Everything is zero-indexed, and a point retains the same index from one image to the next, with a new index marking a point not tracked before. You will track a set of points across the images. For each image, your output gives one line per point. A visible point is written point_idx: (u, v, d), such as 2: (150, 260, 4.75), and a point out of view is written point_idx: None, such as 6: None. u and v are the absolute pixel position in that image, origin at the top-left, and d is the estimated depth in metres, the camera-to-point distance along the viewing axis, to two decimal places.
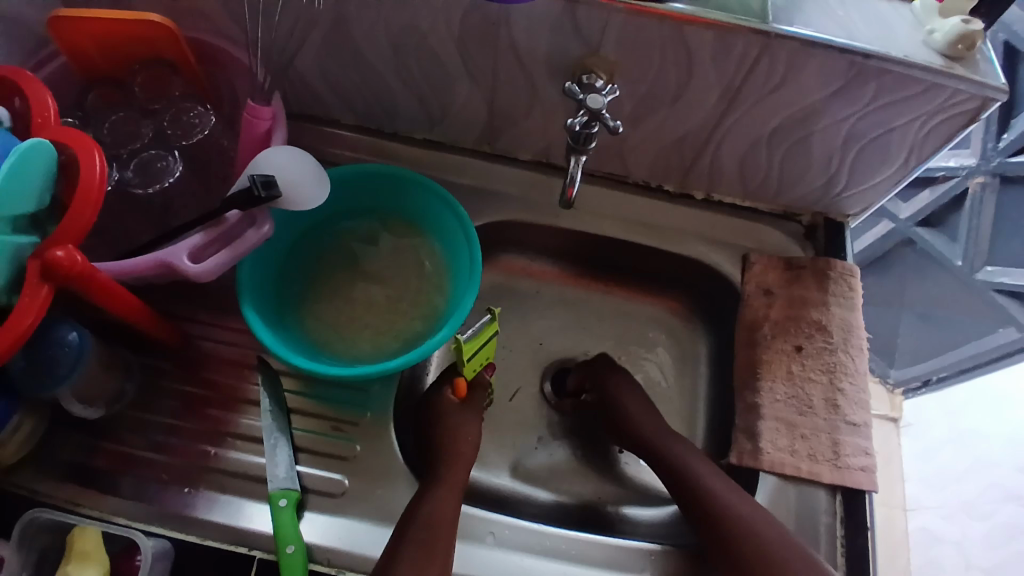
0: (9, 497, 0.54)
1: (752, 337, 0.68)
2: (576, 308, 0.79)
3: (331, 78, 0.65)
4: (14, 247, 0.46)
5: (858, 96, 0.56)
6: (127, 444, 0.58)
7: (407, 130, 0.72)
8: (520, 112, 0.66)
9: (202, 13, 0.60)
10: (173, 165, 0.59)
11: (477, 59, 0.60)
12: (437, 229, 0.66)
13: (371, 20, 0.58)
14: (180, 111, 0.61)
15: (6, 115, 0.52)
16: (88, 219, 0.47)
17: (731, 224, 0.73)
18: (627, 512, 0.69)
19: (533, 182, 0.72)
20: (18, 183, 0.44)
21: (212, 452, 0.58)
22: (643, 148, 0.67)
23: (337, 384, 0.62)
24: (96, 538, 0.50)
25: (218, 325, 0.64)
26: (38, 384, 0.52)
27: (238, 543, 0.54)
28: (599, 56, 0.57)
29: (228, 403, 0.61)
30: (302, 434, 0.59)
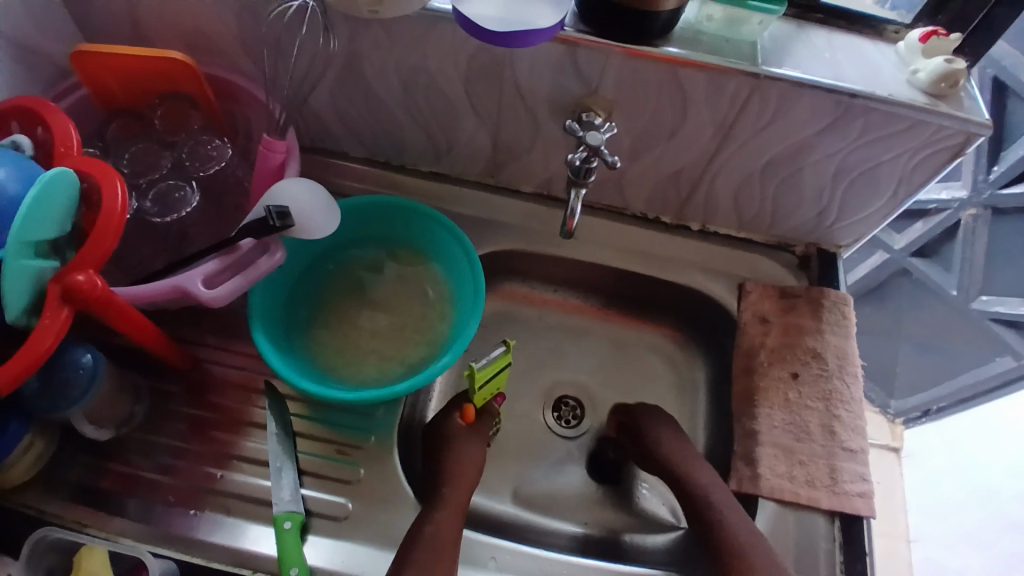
0: (15, 518, 0.55)
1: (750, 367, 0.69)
2: (576, 338, 0.80)
3: (342, 114, 0.68)
4: (37, 270, 0.47)
5: (846, 132, 0.59)
6: (135, 465, 0.60)
7: (414, 163, 0.75)
8: (522, 147, 0.68)
9: (221, 51, 0.64)
10: (189, 197, 0.62)
11: (481, 98, 0.63)
12: (443, 258, 0.68)
13: (381, 59, 0.61)
14: (199, 143, 0.64)
15: (30, 144, 0.55)
16: (109, 248, 0.49)
17: (727, 254, 0.75)
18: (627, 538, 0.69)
19: (534, 213, 0.75)
20: (41, 210, 0.46)
21: (218, 475, 0.59)
22: (640, 181, 0.70)
23: (343, 409, 0.63)
24: (101, 561, 0.51)
25: (227, 350, 0.65)
26: (49, 406, 0.54)
27: (241, 565, 0.55)
28: (598, 96, 0.60)
29: (234, 427, 0.62)
30: (309, 457, 0.61)
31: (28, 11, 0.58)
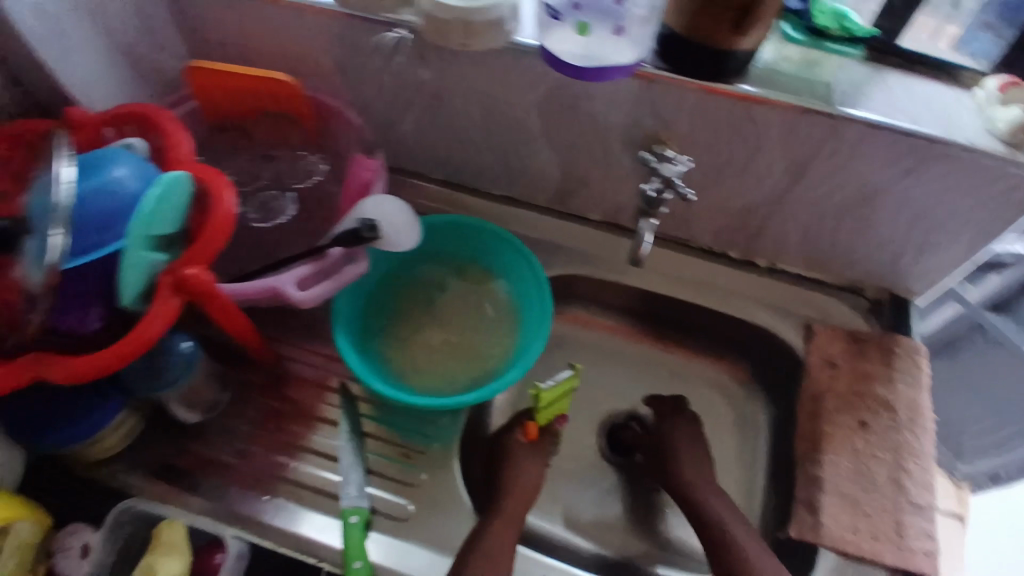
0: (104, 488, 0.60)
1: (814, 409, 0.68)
2: (635, 366, 0.81)
3: (426, 138, 0.73)
4: (151, 262, 0.53)
5: (926, 178, 0.58)
6: (211, 450, 0.64)
7: (487, 187, 0.78)
8: (593, 176, 0.71)
9: (324, 77, 0.70)
10: (287, 205, 0.68)
11: (557, 128, 0.66)
12: (510, 277, 0.71)
13: (466, 89, 0.65)
14: (296, 158, 0.70)
15: (142, 146, 0.58)
16: (217, 246, 0.55)
17: (793, 293, 0.75)
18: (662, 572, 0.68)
19: (600, 240, 0.77)
20: (163, 207, 0.52)
21: (291, 464, 0.63)
22: (708, 215, 0.71)
23: (410, 414, 0.66)
24: (181, 534, 0.55)
25: (305, 350, 0.70)
26: (148, 386, 0.59)
27: (307, 553, 0.58)
28: (671, 130, 0.62)
29: (304, 423, 0.66)
30: (375, 456, 0.64)
31: (142, 25, 0.66)
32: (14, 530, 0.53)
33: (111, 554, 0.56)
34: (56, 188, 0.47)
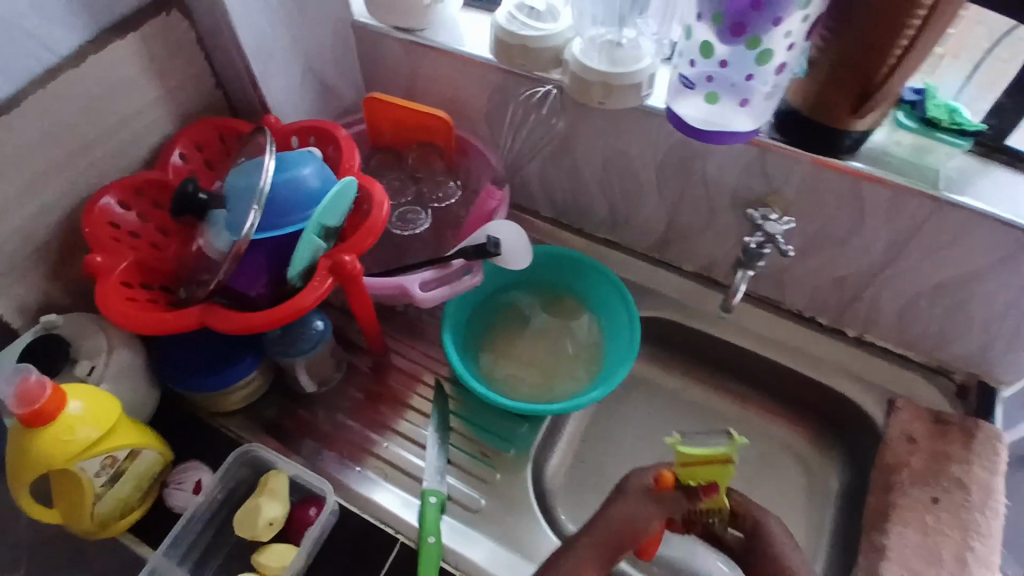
0: (223, 435, 0.69)
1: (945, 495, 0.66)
2: (710, 416, 0.84)
3: (546, 180, 0.82)
4: (315, 248, 0.62)
5: (1017, 267, 0.61)
6: (317, 421, 0.72)
7: (592, 230, 0.86)
8: (694, 230, 0.77)
9: (468, 117, 0.81)
10: (422, 220, 0.78)
11: (668, 182, 0.73)
12: (601, 310, 0.78)
13: (594, 141, 0.74)
14: (437, 182, 0.80)
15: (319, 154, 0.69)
16: (370, 242, 0.64)
17: (877, 366, 0.77)
18: None
19: (691, 290, 0.83)
20: (336, 202, 0.62)
21: (381, 442, 0.70)
22: (800, 279, 0.75)
23: (492, 418, 0.73)
24: (283, 483, 0.62)
25: (412, 348, 0.78)
26: (282, 351, 0.68)
27: (387, 524, 0.64)
28: (778, 195, 0.68)
29: (397, 409, 0.73)
30: (457, 450, 0.71)
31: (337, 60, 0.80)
32: (141, 457, 0.61)
33: (219, 492, 0.64)
34: (262, 176, 0.59)
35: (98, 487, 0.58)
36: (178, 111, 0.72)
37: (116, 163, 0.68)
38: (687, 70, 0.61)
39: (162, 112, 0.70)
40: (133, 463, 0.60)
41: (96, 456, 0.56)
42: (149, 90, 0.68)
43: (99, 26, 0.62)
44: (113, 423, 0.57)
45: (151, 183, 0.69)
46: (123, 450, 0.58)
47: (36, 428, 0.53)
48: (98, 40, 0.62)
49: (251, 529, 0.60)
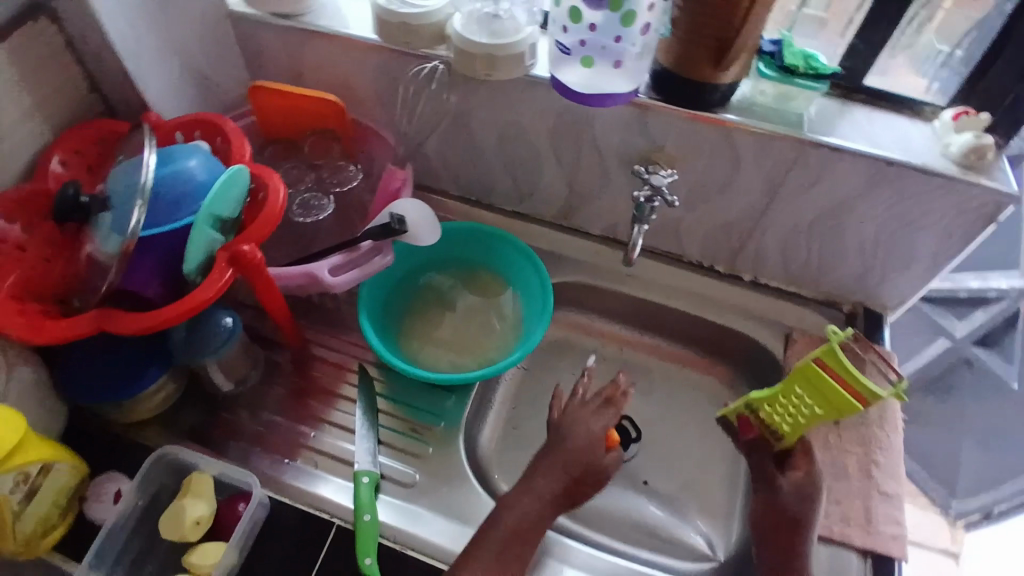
0: (138, 447, 0.67)
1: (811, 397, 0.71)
2: (631, 372, 0.88)
3: (448, 158, 0.83)
4: (210, 241, 0.61)
5: (884, 197, 0.67)
6: (237, 420, 0.71)
7: (500, 203, 0.87)
8: (595, 193, 0.80)
9: (362, 101, 0.80)
10: (325, 203, 0.77)
11: (564, 149, 0.76)
12: (516, 278, 0.80)
13: (487, 114, 0.75)
14: (337, 167, 0.79)
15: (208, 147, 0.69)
16: (269, 230, 0.63)
17: (775, 305, 0.82)
18: (647, 556, 0.74)
19: (600, 253, 0.85)
20: (226, 191, 0.61)
21: (311, 434, 0.70)
22: (696, 231, 0.79)
23: (419, 396, 0.74)
24: (209, 483, 0.61)
25: (330, 336, 0.78)
26: (191, 352, 0.66)
27: (321, 510, 0.64)
28: (663, 151, 0.71)
29: (323, 398, 0.73)
30: (387, 430, 0.72)
31: (213, 52, 0.78)
32: (55, 472, 0.59)
33: (141, 500, 0.62)
34: (143, 171, 0.58)
35: (15, 505, 0.56)
36: (50, 117, 0.68)
37: None
38: (561, 37, 0.63)
39: (35, 121, 0.67)
40: (47, 478, 0.59)
41: (7, 473, 0.54)
42: (20, 101, 0.64)
43: None
44: (21, 437, 0.55)
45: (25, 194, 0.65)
46: (34, 466, 0.57)
47: None
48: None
49: (178, 529, 0.58)
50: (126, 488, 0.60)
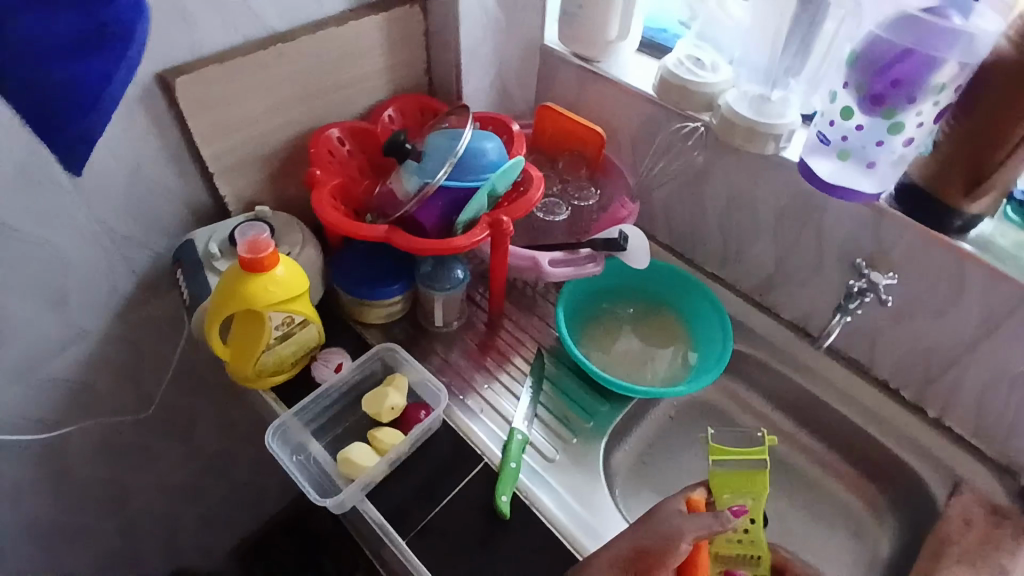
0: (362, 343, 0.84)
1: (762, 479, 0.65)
2: (774, 458, 0.91)
3: (672, 210, 0.94)
4: (478, 208, 0.77)
5: None
6: (435, 353, 0.86)
7: (702, 262, 0.96)
8: (800, 278, 0.86)
9: (618, 142, 0.95)
10: (561, 210, 0.92)
11: (785, 231, 0.83)
12: (698, 328, 0.87)
13: (724, 179, 0.85)
14: (581, 186, 0.93)
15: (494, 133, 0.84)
16: (520, 214, 0.78)
17: (949, 448, 0.80)
18: None
19: (785, 336, 0.90)
20: (506, 174, 0.77)
21: (487, 385, 0.83)
22: (891, 346, 0.82)
23: (579, 393, 0.83)
24: (405, 383, 0.75)
25: (524, 318, 0.91)
26: (428, 285, 0.82)
27: (476, 446, 0.75)
28: (885, 256, 0.76)
29: (504, 363, 0.86)
30: (544, 409, 0.81)
31: (519, 73, 0.97)
32: (307, 330, 0.75)
33: (356, 376, 0.78)
34: (458, 143, 0.75)
35: (271, 340, 0.72)
36: (396, 85, 0.90)
37: (342, 110, 0.87)
38: (827, 130, 0.71)
39: (385, 80, 0.89)
40: (300, 331, 0.75)
41: (280, 312, 0.71)
42: (380, 60, 0.86)
43: (356, 0, 0.81)
44: (301, 291, 0.71)
45: (363, 130, 0.87)
46: (298, 317, 0.73)
47: (251, 274, 0.68)
48: (352, 8, 0.81)
49: (377, 407, 0.73)
50: (347, 364, 0.78)
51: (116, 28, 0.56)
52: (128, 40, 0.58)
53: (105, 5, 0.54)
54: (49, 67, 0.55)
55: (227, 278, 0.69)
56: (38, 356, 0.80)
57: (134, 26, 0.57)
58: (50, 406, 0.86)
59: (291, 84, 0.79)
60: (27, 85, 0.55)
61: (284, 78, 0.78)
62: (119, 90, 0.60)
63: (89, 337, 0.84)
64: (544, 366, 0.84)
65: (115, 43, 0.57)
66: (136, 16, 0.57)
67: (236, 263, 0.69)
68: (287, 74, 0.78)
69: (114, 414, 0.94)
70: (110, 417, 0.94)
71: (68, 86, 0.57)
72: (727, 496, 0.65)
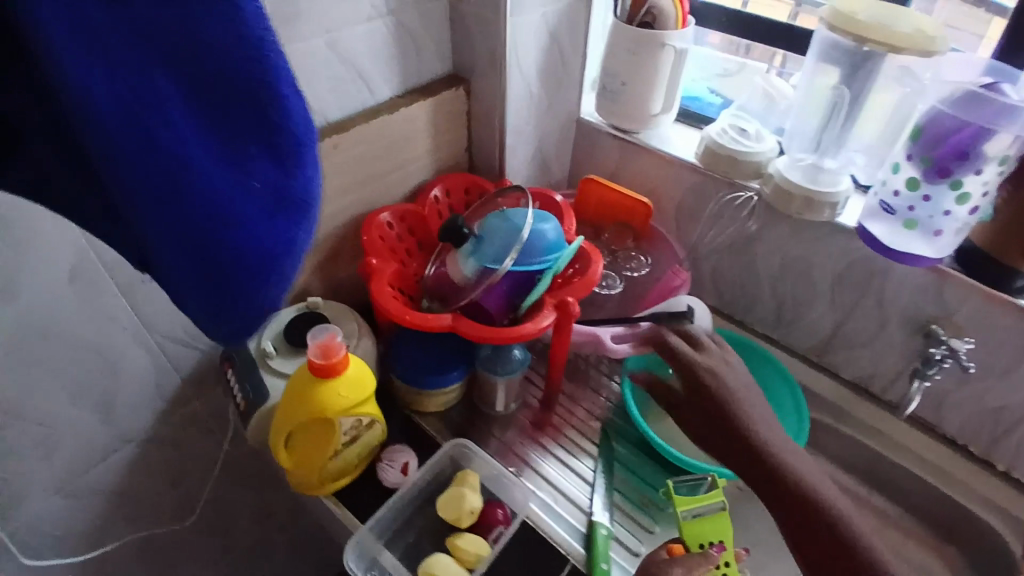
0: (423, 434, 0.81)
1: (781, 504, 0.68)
2: None
3: (720, 274, 0.94)
4: (540, 293, 0.76)
5: None
6: (498, 438, 0.83)
7: (752, 323, 0.96)
8: (860, 340, 0.86)
9: (661, 210, 0.95)
10: (616, 283, 0.90)
11: (843, 294, 0.84)
12: (763, 397, 0.86)
13: (777, 246, 0.85)
14: (630, 255, 0.92)
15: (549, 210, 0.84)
16: (582, 295, 0.77)
17: None
18: None
19: (850, 398, 0.91)
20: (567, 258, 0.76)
21: (556, 473, 0.79)
22: (960, 407, 0.82)
23: (653, 475, 0.81)
24: (478, 481, 0.72)
25: (578, 393, 0.90)
26: (490, 369, 0.80)
27: (562, 543, 0.70)
28: (950, 319, 0.76)
29: (570, 444, 0.83)
30: (620, 496, 0.79)
31: (557, 145, 0.97)
32: (373, 430, 0.72)
33: (424, 475, 0.74)
34: (521, 229, 0.75)
35: (339, 444, 0.69)
36: (440, 165, 0.89)
37: (389, 194, 0.85)
38: (890, 198, 0.72)
39: (431, 161, 0.88)
40: (368, 432, 0.71)
41: (351, 415, 0.67)
42: (427, 142, 0.85)
43: (405, 86, 0.81)
44: (370, 391, 0.68)
45: (413, 213, 0.86)
46: (366, 418, 0.70)
47: (324, 379, 0.65)
48: (400, 94, 0.81)
49: (456, 511, 0.70)
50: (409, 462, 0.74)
51: (298, 194, 0.44)
52: (308, 205, 0.45)
53: (291, 157, 0.43)
54: (225, 236, 0.42)
55: (296, 383, 0.66)
56: (79, 467, 0.76)
57: (314, 188, 0.45)
58: (85, 521, 0.80)
59: (346, 173, 0.77)
60: (209, 261, 0.42)
61: (339, 167, 0.76)
62: (297, 262, 0.46)
63: (129, 443, 0.79)
64: (612, 450, 0.82)
65: (294, 214, 0.44)
66: (315, 173, 0.45)
67: (305, 366, 0.66)
68: (341, 163, 0.76)
69: (150, 521, 0.88)
70: (145, 525, 0.88)
71: (246, 261, 0.43)
72: (700, 542, 0.69)
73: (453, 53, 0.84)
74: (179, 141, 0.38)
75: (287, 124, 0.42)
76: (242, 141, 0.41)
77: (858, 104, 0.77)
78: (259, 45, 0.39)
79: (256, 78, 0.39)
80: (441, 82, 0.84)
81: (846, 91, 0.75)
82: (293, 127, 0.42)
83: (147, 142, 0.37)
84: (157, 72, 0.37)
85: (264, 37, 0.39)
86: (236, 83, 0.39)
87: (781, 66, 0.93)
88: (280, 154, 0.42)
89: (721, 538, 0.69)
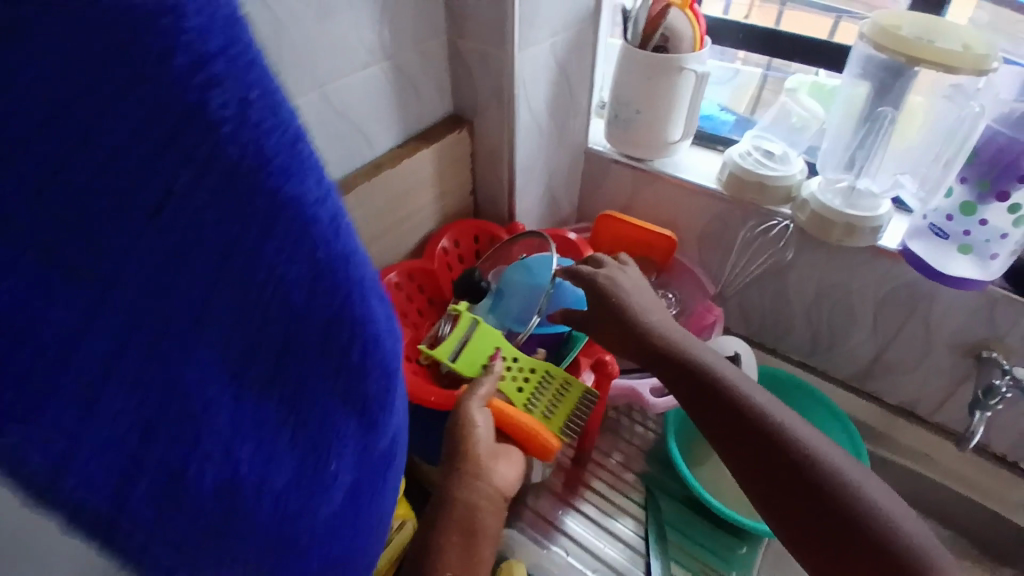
0: None
1: (790, 513, 0.55)
2: None
3: (749, 302, 0.89)
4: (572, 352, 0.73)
5: None
6: (538, 510, 0.77)
7: (786, 350, 0.91)
8: (904, 365, 0.81)
9: (683, 239, 0.89)
10: None
11: (885, 319, 0.78)
12: None
13: (812, 273, 0.80)
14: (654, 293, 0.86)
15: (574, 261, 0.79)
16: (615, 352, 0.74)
17: None
18: None
19: (894, 423, 0.86)
20: None
21: (604, 546, 0.73)
22: (1012, 427, 0.78)
23: (707, 534, 0.75)
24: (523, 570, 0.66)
25: (615, 445, 0.83)
26: None
27: None
28: (1002, 342, 0.71)
29: (613, 508, 0.77)
30: (679, 565, 0.72)
31: (566, 178, 0.90)
32: (405, 529, 0.66)
33: None
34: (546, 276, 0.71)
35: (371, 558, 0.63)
36: (446, 214, 0.82)
37: (395, 251, 0.78)
38: (941, 222, 0.68)
39: (436, 211, 0.80)
40: (399, 534, 0.65)
41: None
42: (432, 192, 0.78)
43: (405, 134, 0.73)
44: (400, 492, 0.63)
45: (423, 271, 0.78)
46: (396, 522, 0.64)
47: None
48: (400, 143, 0.73)
49: None
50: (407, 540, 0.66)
51: (384, 445, 0.38)
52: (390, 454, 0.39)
53: (371, 403, 0.35)
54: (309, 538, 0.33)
55: None
56: None
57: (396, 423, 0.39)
58: None
59: None
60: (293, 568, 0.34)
61: None
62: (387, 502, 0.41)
63: None
64: (660, 511, 0.76)
65: (380, 466, 0.38)
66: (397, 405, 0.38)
67: None
68: None
69: None
70: None
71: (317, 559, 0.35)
72: (476, 363, 0.67)
73: (453, 93, 0.76)
74: (229, 460, 0.28)
75: (371, 373, 0.34)
76: (315, 415, 0.32)
77: (904, 125, 0.71)
78: (346, 300, 0.31)
79: (340, 337, 0.31)
80: (443, 125, 0.76)
81: (893, 113, 0.70)
82: (377, 370, 0.35)
83: (169, 484, 0.26)
84: (205, 374, 0.26)
85: (351, 292, 0.31)
86: (308, 350, 0.30)
87: (768, 68, 0.90)
88: (360, 406, 0.34)
89: (496, 348, 0.68)
